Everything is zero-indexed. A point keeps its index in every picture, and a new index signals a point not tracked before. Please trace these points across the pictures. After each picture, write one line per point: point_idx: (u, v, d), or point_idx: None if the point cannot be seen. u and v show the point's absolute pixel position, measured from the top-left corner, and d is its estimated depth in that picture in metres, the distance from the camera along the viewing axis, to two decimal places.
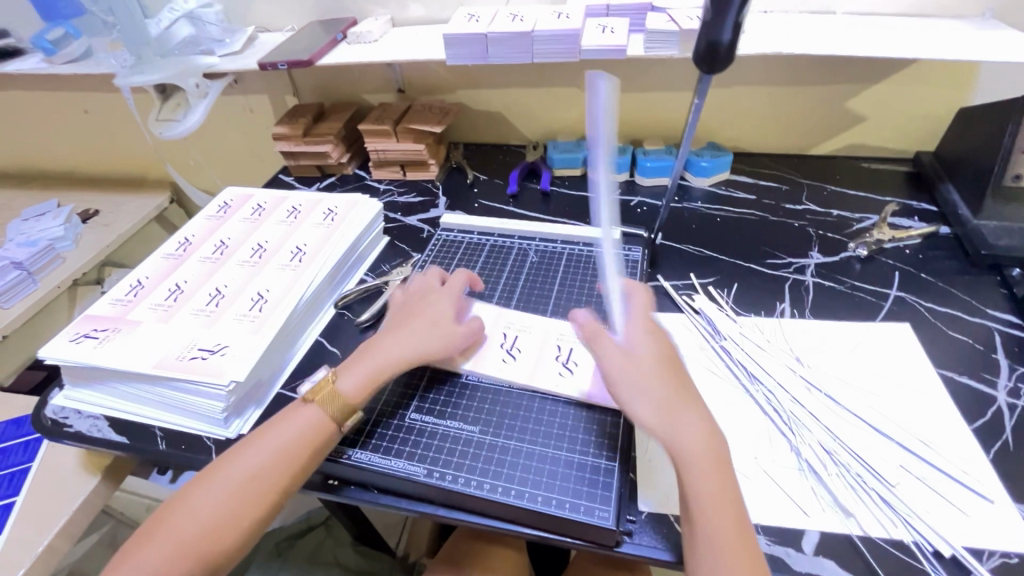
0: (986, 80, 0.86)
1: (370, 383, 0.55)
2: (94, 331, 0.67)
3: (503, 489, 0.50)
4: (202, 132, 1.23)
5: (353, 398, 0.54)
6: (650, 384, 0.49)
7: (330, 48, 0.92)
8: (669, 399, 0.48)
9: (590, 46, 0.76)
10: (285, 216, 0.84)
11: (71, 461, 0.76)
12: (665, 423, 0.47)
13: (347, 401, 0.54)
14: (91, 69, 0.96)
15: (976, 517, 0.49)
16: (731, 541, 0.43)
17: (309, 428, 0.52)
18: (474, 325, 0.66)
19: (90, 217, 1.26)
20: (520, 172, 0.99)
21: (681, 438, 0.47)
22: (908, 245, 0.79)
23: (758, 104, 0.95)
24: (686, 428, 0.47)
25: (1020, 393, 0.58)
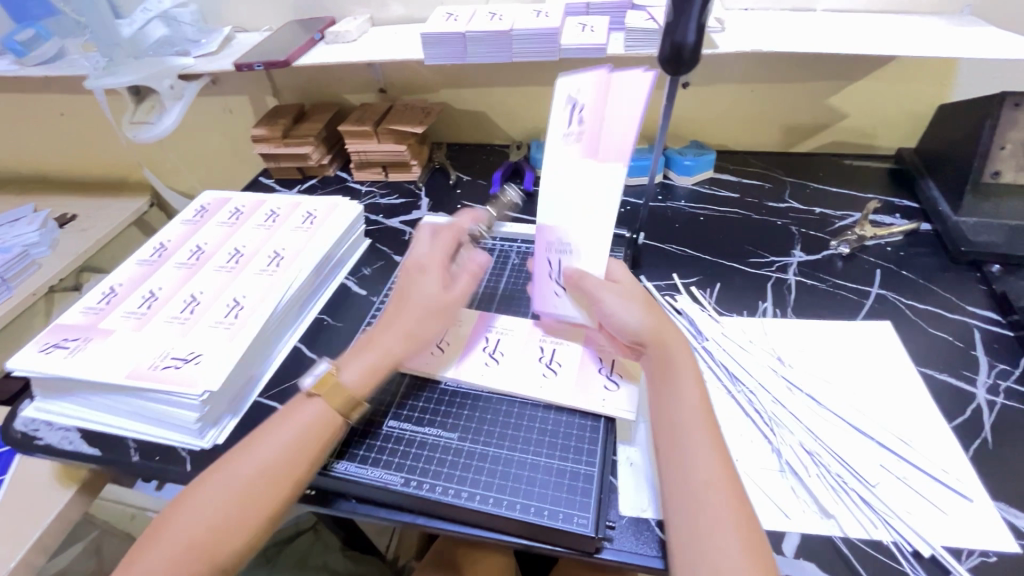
0: (966, 76, 0.86)
1: (374, 374, 0.54)
2: (64, 341, 0.66)
3: (482, 496, 0.49)
4: (181, 134, 1.21)
5: (359, 394, 0.53)
6: (635, 305, 0.55)
7: (308, 48, 0.90)
8: (654, 317, 0.55)
9: (569, 44, 0.75)
10: (264, 219, 0.83)
11: (45, 474, 0.74)
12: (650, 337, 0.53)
13: (355, 397, 0.53)
14: (62, 71, 0.94)
15: (955, 516, 0.49)
16: (715, 448, 0.47)
17: (318, 425, 0.51)
18: None
19: (67, 221, 1.24)
20: (503, 172, 0.98)
21: (665, 349, 0.53)
22: (889, 242, 0.79)
23: (740, 102, 0.95)
24: (668, 341, 0.53)
25: (999, 390, 0.59)
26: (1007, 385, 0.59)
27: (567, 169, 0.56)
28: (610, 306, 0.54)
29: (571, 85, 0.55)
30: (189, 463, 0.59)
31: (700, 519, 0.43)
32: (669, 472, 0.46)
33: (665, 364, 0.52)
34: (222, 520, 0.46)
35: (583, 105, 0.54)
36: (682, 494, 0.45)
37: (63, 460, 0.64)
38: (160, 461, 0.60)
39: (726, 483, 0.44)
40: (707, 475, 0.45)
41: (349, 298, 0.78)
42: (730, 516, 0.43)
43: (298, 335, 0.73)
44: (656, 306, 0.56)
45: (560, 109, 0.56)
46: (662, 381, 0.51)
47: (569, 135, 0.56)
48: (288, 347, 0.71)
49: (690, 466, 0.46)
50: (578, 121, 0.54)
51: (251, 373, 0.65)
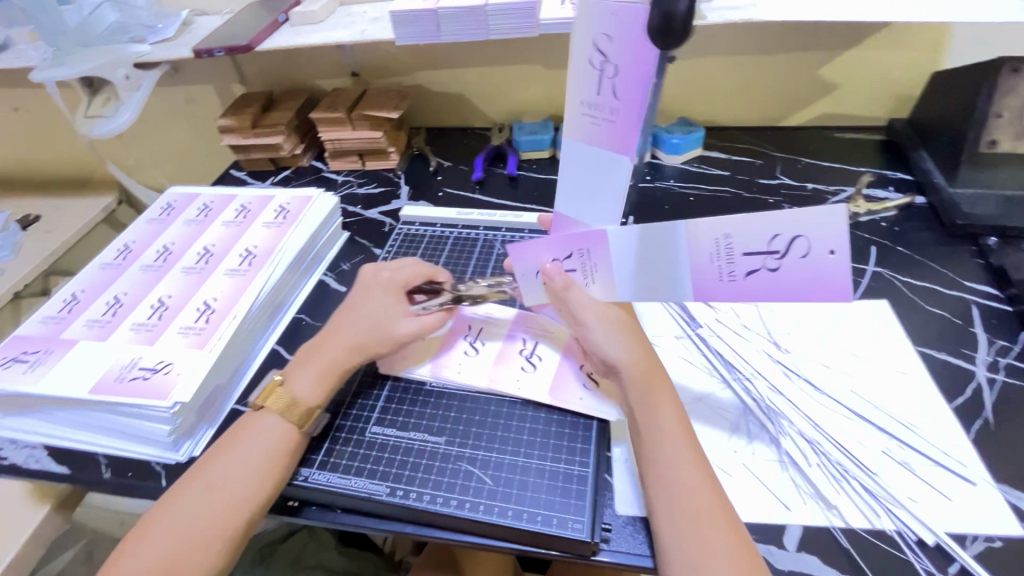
0: (959, 42, 0.83)
1: (327, 380, 0.53)
2: (23, 354, 0.62)
3: (472, 504, 0.47)
4: (145, 126, 1.15)
5: (312, 402, 0.51)
6: (617, 334, 0.51)
7: (271, 31, 0.85)
8: (631, 342, 0.51)
9: (549, 19, 0.71)
10: (233, 216, 0.79)
11: (15, 491, 0.70)
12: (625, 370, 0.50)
13: (307, 406, 0.51)
14: (8, 63, 0.88)
15: (960, 501, 0.48)
16: (699, 476, 0.44)
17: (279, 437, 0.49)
18: None
19: (30, 223, 1.18)
20: (484, 156, 0.94)
21: (632, 381, 0.49)
22: (884, 217, 0.77)
23: (728, 76, 0.92)
24: (642, 372, 0.50)
25: (998, 367, 0.57)
26: (1007, 362, 0.58)
27: (587, 148, 0.51)
28: (593, 331, 0.51)
29: (601, 26, 0.44)
30: (163, 477, 0.56)
31: (689, 552, 0.41)
32: (655, 506, 0.44)
33: (636, 400, 0.48)
34: (180, 553, 0.43)
35: (616, 63, 0.45)
36: (668, 530, 0.43)
37: (29, 480, 0.60)
38: (133, 477, 0.57)
39: (711, 512, 0.42)
40: (692, 508, 0.43)
41: (328, 295, 0.74)
42: (720, 547, 0.41)
43: (276, 337, 0.69)
44: (637, 329, 0.53)
45: (587, 66, 0.47)
46: (645, 403, 0.48)
47: (594, 106, 0.48)
48: (266, 349, 0.68)
49: (672, 499, 0.43)
50: (609, 89, 0.47)
51: (227, 380, 0.62)
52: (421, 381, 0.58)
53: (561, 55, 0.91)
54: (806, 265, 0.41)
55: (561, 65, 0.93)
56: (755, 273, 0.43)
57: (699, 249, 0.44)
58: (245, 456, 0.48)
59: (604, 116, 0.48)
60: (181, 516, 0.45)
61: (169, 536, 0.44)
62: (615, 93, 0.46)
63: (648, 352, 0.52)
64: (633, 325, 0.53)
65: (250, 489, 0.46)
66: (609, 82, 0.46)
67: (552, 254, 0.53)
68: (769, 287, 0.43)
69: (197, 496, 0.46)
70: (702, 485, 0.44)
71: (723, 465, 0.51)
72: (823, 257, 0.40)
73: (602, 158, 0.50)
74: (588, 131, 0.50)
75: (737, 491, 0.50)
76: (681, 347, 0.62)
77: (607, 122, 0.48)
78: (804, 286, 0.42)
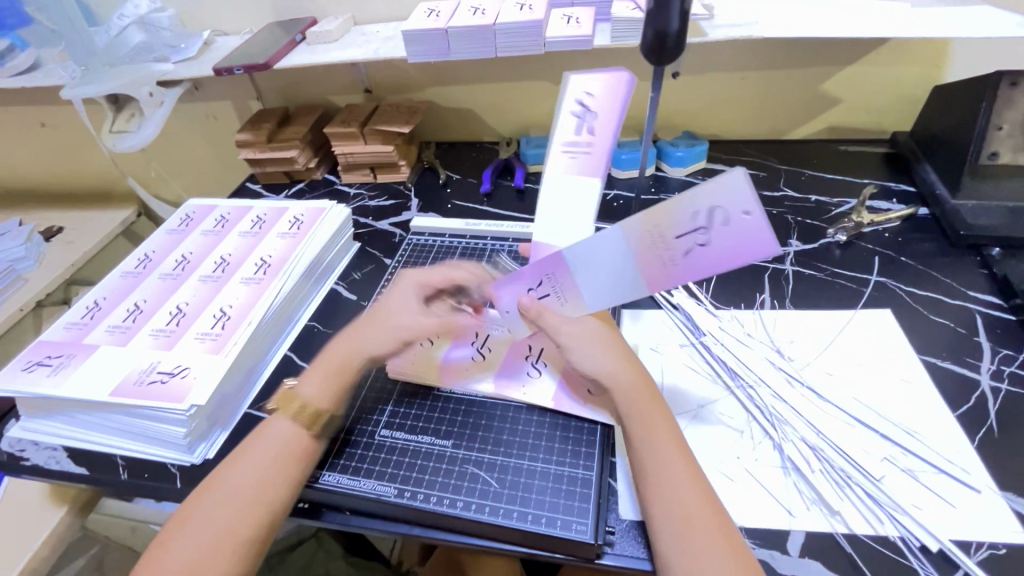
0: (959, 57, 0.84)
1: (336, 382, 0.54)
2: (47, 358, 0.64)
3: (478, 506, 0.48)
4: (165, 142, 1.19)
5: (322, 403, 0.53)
6: (598, 348, 0.52)
7: (288, 50, 0.88)
8: (613, 356, 0.52)
9: (554, 37, 0.73)
10: (249, 227, 0.81)
11: (34, 493, 0.72)
12: (616, 380, 0.50)
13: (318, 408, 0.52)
14: (39, 82, 0.92)
15: (965, 509, 0.48)
16: (696, 484, 0.45)
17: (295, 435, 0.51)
18: None
19: (54, 234, 1.22)
20: (493, 169, 0.96)
21: (630, 390, 0.50)
22: (887, 228, 0.78)
23: (731, 91, 0.93)
24: (636, 381, 0.51)
25: (1003, 376, 0.58)
26: (1011, 371, 0.58)
27: (565, 178, 0.52)
28: (574, 351, 0.52)
29: (583, 80, 0.49)
30: (178, 479, 0.58)
31: (683, 559, 0.42)
32: (651, 512, 0.45)
33: (636, 408, 0.49)
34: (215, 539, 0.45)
35: (596, 109, 0.49)
36: (662, 536, 0.43)
37: (50, 481, 0.62)
38: (150, 479, 0.58)
39: (705, 518, 0.43)
40: (688, 514, 0.43)
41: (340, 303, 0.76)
42: (714, 554, 0.42)
43: (289, 343, 0.71)
44: (623, 343, 0.54)
45: (569, 112, 0.50)
46: (639, 411, 0.49)
47: (572, 145, 0.51)
48: (279, 355, 0.70)
49: (668, 506, 0.44)
50: (586, 130, 0.50)
51: (241, 384, 0.64)
52: (431, 386, 0.59)
53: (567, 71, 0.94)
54: (731, 232, 0.40)
55: None
56: (692, 252, 0.43)
57: (634, 237, 0.45)
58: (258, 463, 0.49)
59: (581, 152, 0.51)
60: (201, 527, 0.45)
61: (199, 538, 0.45)
62: (592, 134, 0.50)
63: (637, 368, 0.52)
64: (615, 338, 0.54)
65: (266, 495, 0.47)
66: (589, 125, 0.50)
67: (525, 285, 0.54)
68: (708, 263, 0.42)
69: (220, 498, 0.47)
70: (697, 492, 0.45)
71: (725, 469, 0.52)
72: (741, 219, 0.40)
73: (576, 189, 0.52)
74: (566, 167, 0.52)
75: (740, 496, 0.50)
76: (685, 355, 0.63)
77: (582, 157, 0.51)
78: (733, 252, 0.41)
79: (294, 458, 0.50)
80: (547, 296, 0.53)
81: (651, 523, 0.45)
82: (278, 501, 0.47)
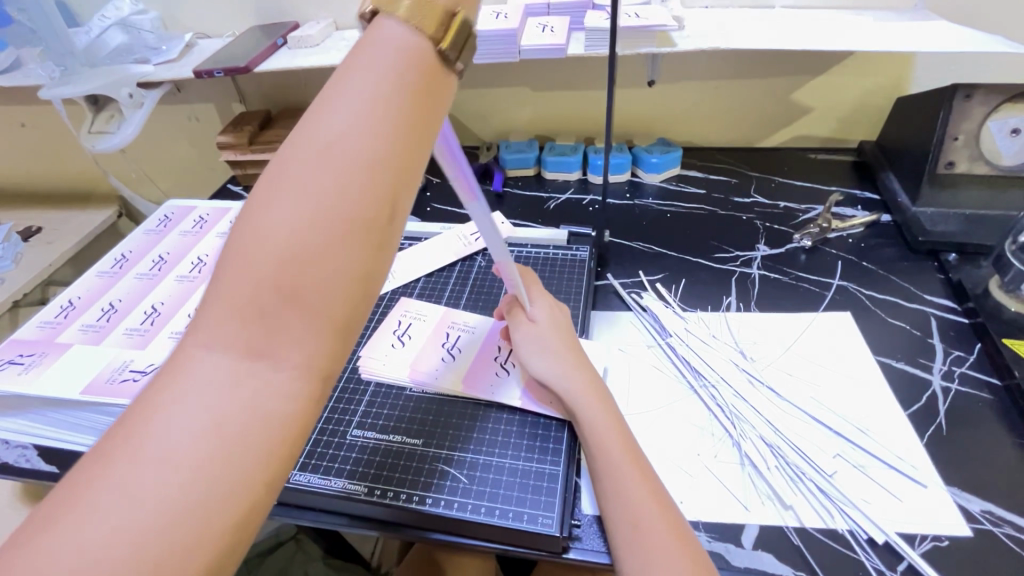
0: (921, 71, 0.88)
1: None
2: (18, 357, 0.64)
3: (446, 503, 0.49)
4: (146, 143, 1.19)
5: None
6: (545, 353, 0.54)
7: (270, 53, 0.89)
8: (565, 360, 0.53)
9: (530, 45, 0.75)
10: (227, 228, 0.82)
11: (4, 494, 0.72)
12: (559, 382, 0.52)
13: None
14: (18, 81, 0.92)
15: (911, 502, 0.50)
16: (642, 484, 0.46)
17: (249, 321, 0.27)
18: (404, 318, 0.67)
19: (33, 234, 1.21)
20: (473, 173, 0.97)
21: (578, 394, 0.51)
22: (851, 234, 0.80)
23: (704, 99, 0.96)
24: (584, 385, 0.52)
25: (953, 376, 0.60)
26: (961, 371, 0.60)
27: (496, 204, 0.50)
28: (526, 352, 0.55)
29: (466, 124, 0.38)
30: None
31: (635, 561, 0.42)
32: (607, 514, 0.46)
33: (581, 414, 0.50)
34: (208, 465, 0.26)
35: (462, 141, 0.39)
36: (617, 538, 0.44)
37: (20, 479, 0.62)
38: None
39: (653, 518, 0.44)
40: (636, 515, 0.44)
41: None
42: (662, 553, 0.42)
43: None
44: (580, 349, 0.55)
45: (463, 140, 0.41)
46: (584, 416, 0.50)
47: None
48: None
49: (618, 509, 0.45)
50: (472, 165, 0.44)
51: None
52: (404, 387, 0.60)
53: (545, 78, 0.96)
54: None
55: (546, 87, 0.97)
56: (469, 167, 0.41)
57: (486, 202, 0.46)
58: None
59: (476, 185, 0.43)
60: (166, 461, 0.26)
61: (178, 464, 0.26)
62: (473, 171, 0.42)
63: (589, 372, 0.53)
64: (569, 340, 0.55)
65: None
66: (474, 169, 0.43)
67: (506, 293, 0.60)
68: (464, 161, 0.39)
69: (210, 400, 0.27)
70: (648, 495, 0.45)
71: (686, 466, 0.54)
72: None
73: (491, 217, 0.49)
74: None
75: (699, 492, 0.52)
76: (652, 356, 0.65)
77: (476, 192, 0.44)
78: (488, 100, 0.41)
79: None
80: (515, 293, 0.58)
81: (608, 526, 0.46)
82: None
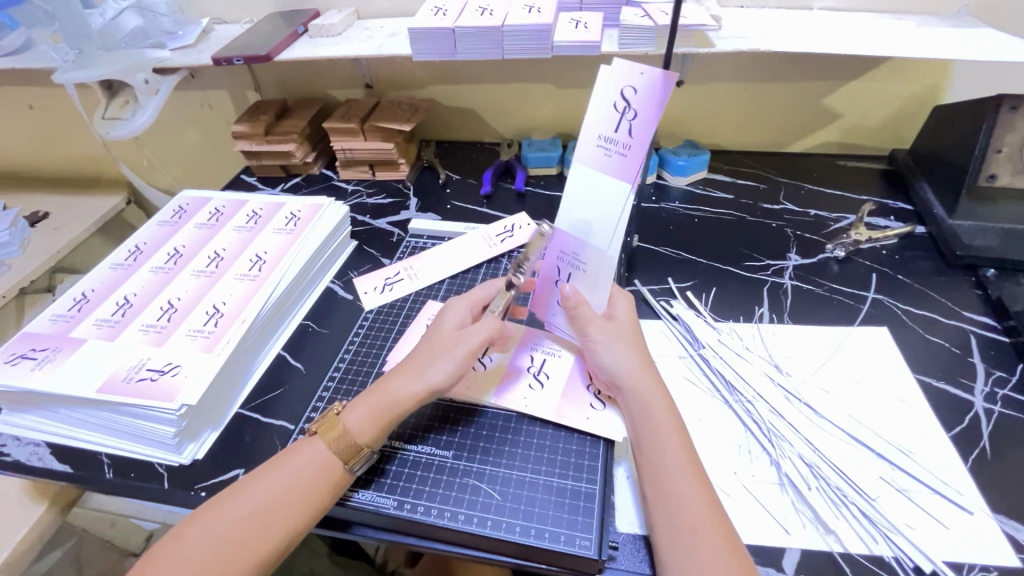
0: (959, 79, 0.85)
1: (382, 420, 0.51)
2: (31, 351, 0.62)
3: (479, 519, 0.48)
4: (157, 130, 1.16)
5: (363, 439, 0.49)
6: (619, 345, 0.54)
7: (290, 42, 0.87)
8: (634, 357, 0.53)
9: (562, 42, 0.73)
10: (244, 221, 0.80)
11: (12, 489, 0.70)
12: (626, 380, 0.52)
13: (357, 442, 0.49)
14: (29, 63, 0.89)
15: (958, 530, 0.48)
16: (700, 488, 0.45)
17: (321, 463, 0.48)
18: None
19: (40, 219, 1.18)
20: (495, 171, 0.95)
21: (647, 394, 0.51)
22: (884, 245, 0.78)
23: (734, 101, 0.93)
24: (646, 381, 0.52)
25: (996, 398, 0.58)
26: (1004, 393, 0.58)
27: (593, 177, 0.50)
28: (599, 345, 0.54)
29: (626, 77, 0.45)
30: (166, 479, 0.57)
31: (687, 567, 0.42)
32: (656, 520, 0.45)
33: (645, 412, 0.50)
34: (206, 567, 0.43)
35: (636, 110, 0.45)
36: (669, 540, 0.43)
37: (30, 477, 0.60)
38: (135, 478, 0.57)
39: (712, 523, 0.43)
40: (694, 518, 0.44)
41: (336, 302, 0.75)
42: (718, 558, 0.42)
43: (282, 343, 0.70)
44: (645, 350, 0.55)
45: (609, 106, 0.47)
46: (641, 418, 0.50)
47: (608, 141, 0.48)
48: (272, 355, 0.68)
49: (672, 512, 0.44)
50: (626, 130, 0.47)
51: (232, 384, 0.63)
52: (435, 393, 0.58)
53: (572, 75, 0.93)
54: None
55: (571, 85, 0.95)
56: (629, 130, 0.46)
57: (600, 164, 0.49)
58: (281, 476, 0.47)
59: (618, 150, 0.48)
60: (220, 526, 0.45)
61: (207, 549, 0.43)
62: (629, 134, 0.46)
63: (650, 369, 0.53)
64: (638, 340, 0.55)
65: (283, 519, 0.45)
66: (627, 124, 0.46)
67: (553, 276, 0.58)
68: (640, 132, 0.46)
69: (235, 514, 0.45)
70: (707, 503, 0.45)
71: (723, 485, 0.52)
72: None
73: (611, 193, 0.49)
74: (600, 164, 0.49)
75: (738, 513, 0.50)
76: (684, 368, 0.63)
77: (618, 155, 0.48)
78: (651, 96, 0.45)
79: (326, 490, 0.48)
80: (573, 276, 0.56)
81: (653, 530, 0.45)
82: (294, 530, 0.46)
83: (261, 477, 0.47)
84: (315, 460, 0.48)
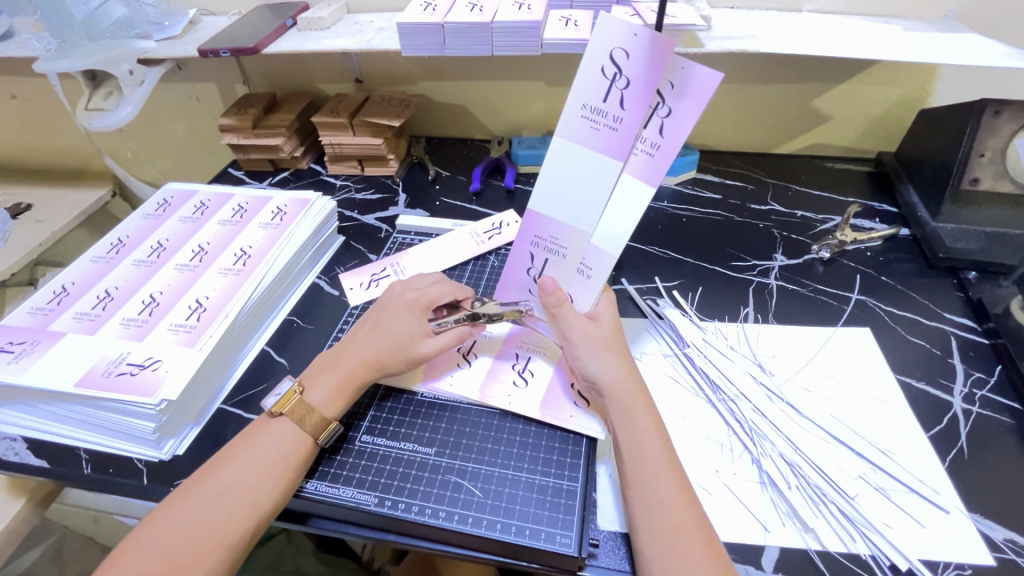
0: (945, 83, 0.86)
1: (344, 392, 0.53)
2: (8, 344, 0.61)
3: (460, 517, 0.47)
4: (143, 121, 1.15)
5: (328, 411, 0.51)
6: (603, 353, 0.53)
7: (278, 35, 0.86)
8: (621, 364, 0.53)
9: (551, 39, 0.73)
10: (229, 216, 0.79)
11: None
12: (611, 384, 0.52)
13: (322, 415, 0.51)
14: (10, 52, 0.87)
15: (934, 529, 0.49)
16: (680, 491, 0.46)
17: (291, 441, 0.49)
18: None
19: (21, 211, 1.17)
20: (484, 168, 0.95)
21: (626, 398, 0.51)
22: (869, 247, 0.79)
23: (723, 101, 0.94)
24: (632, 384, 0.52)
25: (974, 399, 0.59)
26: (983, 395, 0.59)
27: (576, 149, 0.50)
28: (581, 352, 0.54)
29: (620, 39, 0.44)
30: (145, 475, 0.56)
31: (667, 570, 0.42)
32: (637, 521, 0.45)
33: (623, 416, 0.50)
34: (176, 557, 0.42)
35: (628, 78, 0.45)
36: (648, 542, 0.44)
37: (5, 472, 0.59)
38: (114, 474, 0.56)
39: (691, 527, 0.44)
40: (673, 522, 0.44)
41: (321, 298, 0.75)
42: (696, 561, 0.42)
43: (266, 338, 0.69)
44: (627, 351, 0.55)
45: (597, 72, 0.46)
46: (624, 419, 0.50)
47: (596, 112, 0.47)
48: (255, 351, 0.68)
49: (653, 514, 0.44)
50: (616, 99, 0.46)
51: (214, 379, 0.62)
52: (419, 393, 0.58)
53: (562, 73, 0.93)
54: None
55: (562, 82, 0.95)
56: (621, 102, 0.46)
57: (586, 136, 0.49)
58: (252, 461, 0.48)
59: (607, 122, 0.47)
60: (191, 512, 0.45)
61: (178, 537, 0.43)
62: (621, 106, 0.46)
63: (632, 371, 0.53)
64: (620, 343, 0.55)
65: (257, 498, 0.46)
66: (618, 93, 0.46)
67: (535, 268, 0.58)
68: (637, 103, 0.45)
69: (206, 499, 0.45)
70: (686, 505, 0.45)
71: (706, 484, 0.52)
72: None
73: (598, 168, 0.49)
74: (586, 136, 0.49)
75: (719, 512, 0.50)
76: (669, 366, 0.63)
77: (607, 128, 0.47)
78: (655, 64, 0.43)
79: (289, 466, 0.48)
80: (551, 261, 0.56)
81: (634, 531, 0.45)
82: (263, 509, 0.46)
83: (233, 462, 0.47)
84: (283, 442, 0.49)
